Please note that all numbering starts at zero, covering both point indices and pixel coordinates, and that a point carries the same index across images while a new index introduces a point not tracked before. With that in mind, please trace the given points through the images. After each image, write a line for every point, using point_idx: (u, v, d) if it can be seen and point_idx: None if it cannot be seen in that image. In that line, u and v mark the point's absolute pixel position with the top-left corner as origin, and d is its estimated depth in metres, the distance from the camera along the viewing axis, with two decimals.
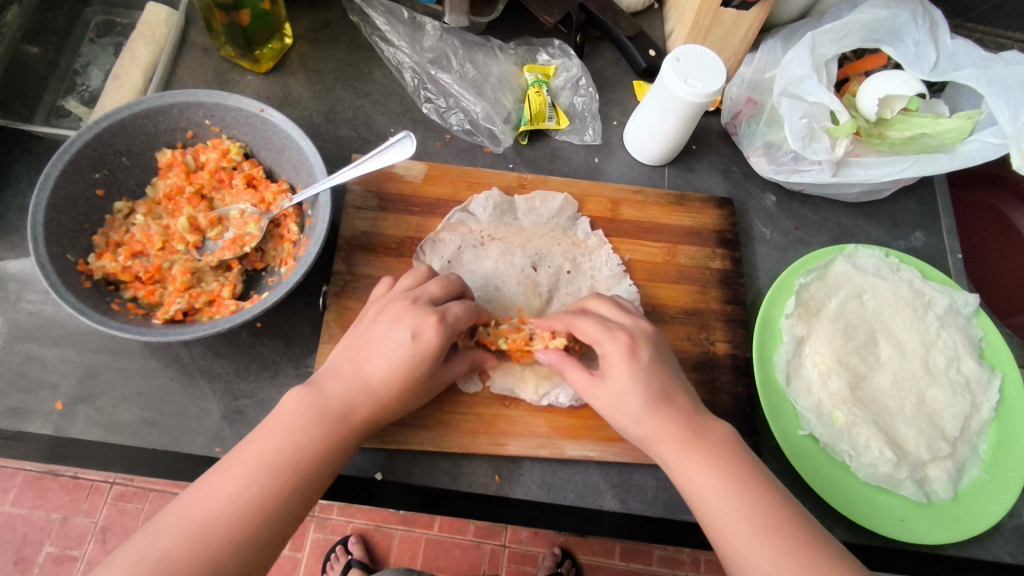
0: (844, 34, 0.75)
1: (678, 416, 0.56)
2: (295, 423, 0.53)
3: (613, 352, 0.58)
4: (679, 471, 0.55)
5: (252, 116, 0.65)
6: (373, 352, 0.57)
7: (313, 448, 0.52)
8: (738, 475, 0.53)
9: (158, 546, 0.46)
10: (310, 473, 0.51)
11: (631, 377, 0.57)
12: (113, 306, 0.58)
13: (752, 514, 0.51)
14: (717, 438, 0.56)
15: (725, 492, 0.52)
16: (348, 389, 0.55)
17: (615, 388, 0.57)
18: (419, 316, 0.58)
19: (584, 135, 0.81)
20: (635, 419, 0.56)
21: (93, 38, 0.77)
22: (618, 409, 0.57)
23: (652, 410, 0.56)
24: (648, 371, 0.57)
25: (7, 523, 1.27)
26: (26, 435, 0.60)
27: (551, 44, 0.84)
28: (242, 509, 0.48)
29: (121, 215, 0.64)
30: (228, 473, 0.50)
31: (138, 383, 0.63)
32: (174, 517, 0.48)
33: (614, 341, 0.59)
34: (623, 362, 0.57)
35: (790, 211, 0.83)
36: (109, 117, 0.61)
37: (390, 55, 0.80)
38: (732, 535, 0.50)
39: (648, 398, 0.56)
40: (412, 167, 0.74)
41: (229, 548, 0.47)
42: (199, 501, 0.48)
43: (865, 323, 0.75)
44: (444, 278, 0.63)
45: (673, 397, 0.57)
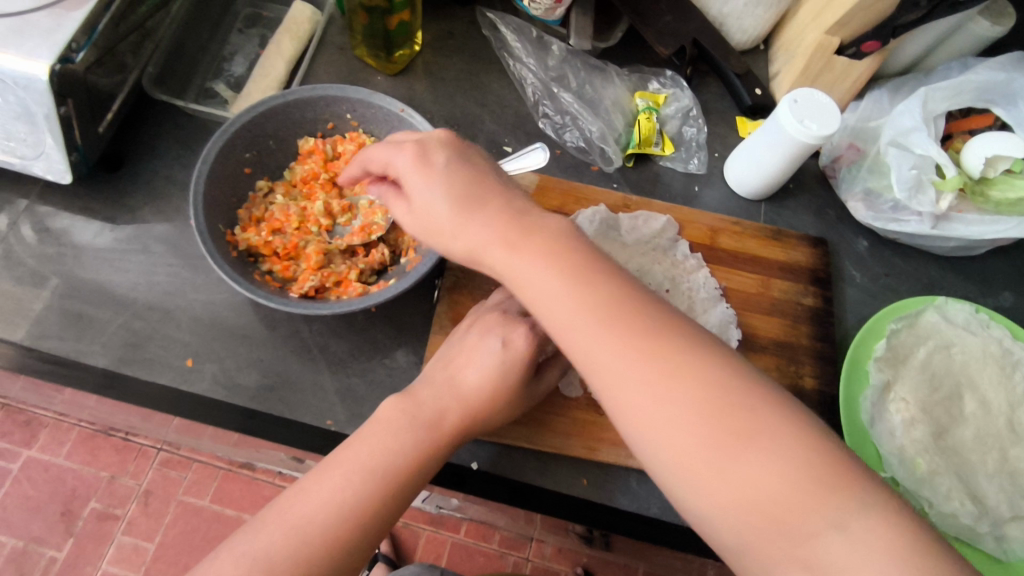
0: (956, 92, 0.77)
1: (536, 247, 0.52)
2: (390, 430, 0.55)
3: (436, 158, 0.56)
4: (551, 319, 0.50)
5: (391, 115, 0.69)
6: (468, 360, 0.60)
7: (406, 453, 0.54)
8: (662, 334, 0.48)
9: (259, 544, 0.49)
10: (401, 478, 0.53)
11: (445, 181, 0.55)
12: (255, 276, 0.63)
13: (661, 378, 0.46)
14: (581, 269, 0.50)
15: (610, 338, 0.48)
16: (440, 395, 0.58)
17: (450, 209, 0.54)
18: (511, 325, 0.61)
19: (689, 163, 0.84)
20: (459, 234, 0.54)
21: (241, 29, 0.83)
22: (466, 233, 0.54)
23: (507, 237, 0.53)
24: (485, 187, 0.55)
25: (58, 474, 1.33)
26: (154, 387, 0.64)
27: (662, 74, 0.87)
28: (336, 512, 0.50)
29: (262, 194, 0.69)
30: (326, 475, 0.52)
31: (260, 351, 0.67)
32: (275, 514, 0.51)
33: (408, 152, 0.56)
34: (440, 167, 0.56)
35: (881, 258, 0.85)
36: (265, 103, 0.66)
37: (516, 70, 0.85)
38: (635, 403, 0.47)
39: (496, 227, 0.53)
40: (525, 177, 0.78)
41: (325, 548, 0.49)
42: (295, 502, 0.51)
43: (951, 375, 0.75)
44: None
45: (533, 231, 0.53)
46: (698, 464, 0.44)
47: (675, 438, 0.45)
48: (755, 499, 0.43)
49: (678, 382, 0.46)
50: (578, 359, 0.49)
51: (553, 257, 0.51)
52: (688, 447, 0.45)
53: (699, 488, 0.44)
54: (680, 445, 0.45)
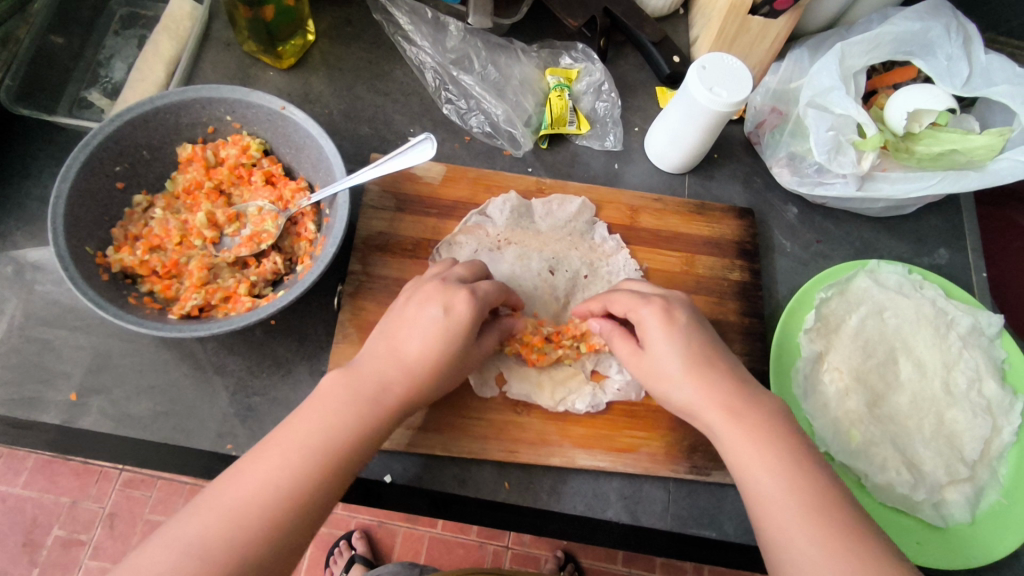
0: (875, 45, 0.73)
1: (724, 385, 0.54)
2: (332, 405, 0.50)
3: (649, 311, 0.58)
4: (728, 448, 0.52)
5: (273, 113, 0.64)
6: (408, 330, 0.55)
7: (346, 430, 0.50)
8: (800, 457, 0.50)
9: (194, 529, 0.43)
10: (348, 454, 0.49)
11: (669, 338, 0.56)
12: (129, 299, 0.58)
13: (805, 498, 0.47)
14: (767, 415, 0.53)
15: (772, 463, 0.49)
16: (384, 367, 0.54)
17: (652, 356, 0.57)
18: (451, 292, 0.57)
19: (605, 141, 0.80)
20: (678, 385, 0.55)
21: (117, 30, 0.77)
22: (660, 375, 0.56)
23: (698, 378, 0.55)
24: (686, 333, 0.57)
25: (16, 504, 1.28)
26: (38, 424, 0.60)
27: (573, 48, 0.83)
28: (277, 494, 0.46)
29: (140, 209, 0.64)
30: (263, 455, 0.47)
31: (151, 377, 0.63)
32: (210, 497, 0.45)
33: (649, 306, 0.58)
34: (660, 325, 0.57)
35: (811, 224, 0.82)
36: (131, 110, 0.61)
37: (413, 55, 0.80)
38: (782, 519, 0.47)
39: (690, 366, 0.55)
40: (431, 168, 0.74)
41: (265, 529, 0.44)
42: (234, 483, 0.46)
43: (885, 340, 0.73)
44: (471, 262, 0.64)
45: (718, 366, 0.56)
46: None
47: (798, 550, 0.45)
48: None
49: (808, 499, 0.47)
50: (745, 482, 0.50)
51: (740, 401, 0.53)
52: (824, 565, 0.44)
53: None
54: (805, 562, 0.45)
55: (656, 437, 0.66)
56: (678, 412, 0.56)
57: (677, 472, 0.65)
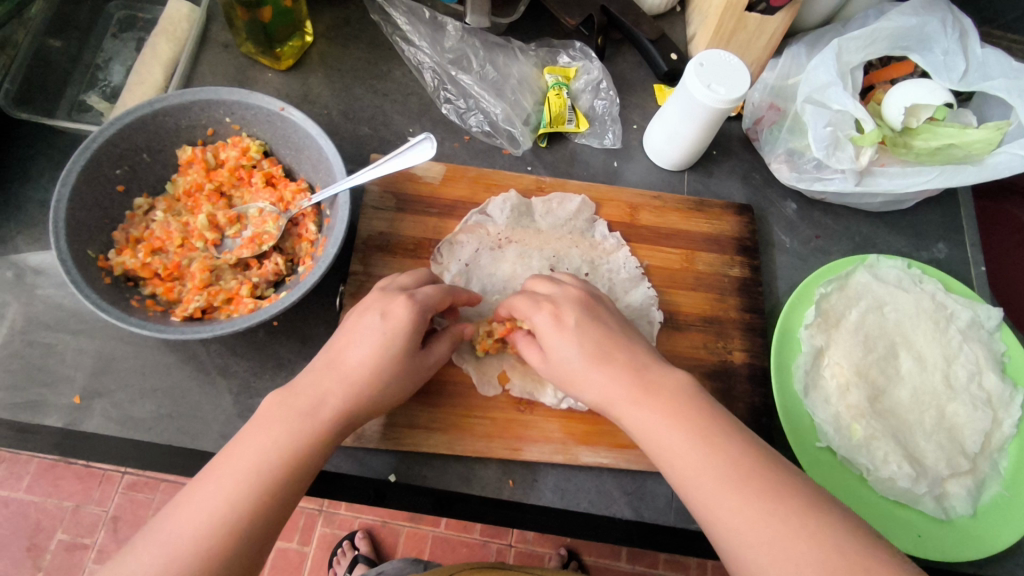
0: (871, 41, 0.74)
1: (622, 372, 0.55)
2: (265, 426, 0.51)
3: (540, 316, 0.58)
4: (642, 438, 0.52)
5: (272, 114, 0.64)
6: (348, 340, 0.56)
7: (283, 447, 0.50)
8: (709, 434, 0.50)
9: (133, 565, 0.44)
10: (285, 476, 0.49)
11: (564, 339, 0.57)
12: (132, 302, 0.58)
13: (715, 471, 0.48)
14: (671, 395, 0.53)
15: (684, 442, 0.50)
16: (320, 381, 0.54)
17: (554, 357, 0.57)
18: (389, 299, 0.58)
19: (604, 138, 0.80)
20: (583, 381, 0.56)
21: (116, 33, 0.77)
22: (567, 378, 0.57)
23: (600, 368, 0.55)
24: (578, 330, 0.57)
25: (19, 509, 1.28)
26: (42, 427, 0.60)
27: (571, 46, 0.83)
28: (215, 523, 0.46)
29: (142, 212, 0.64)
30: (199, 486, 0.48)
31: (155, 379, 0.63)
32: (151, 534, 0.46)
33: (540, 311, 0.58)
34: (552, 329, 0.57)
35: (811, 220, 0.82)
36: (130, 113, 0.61)
37: (411, 55, 0.80)
38: (701, 495, 0.47)
39: (590, 363, 0.55)
40: (431, 168, 0.74)
41: (202, 559, 0.45)
42: (173, 517, 0.47)
43: (885, 335, 0.73)
44: (416, 271, 0.64)
45: (617, 355, 0.56)
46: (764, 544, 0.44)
47: (727, 525, 0.46)
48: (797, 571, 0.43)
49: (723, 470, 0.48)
50: (664, 464, 0.50)
51: (638, 385, 0.54)
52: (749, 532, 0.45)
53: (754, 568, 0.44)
54: (734, 535, 0.45)
55: None
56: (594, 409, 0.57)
57: None
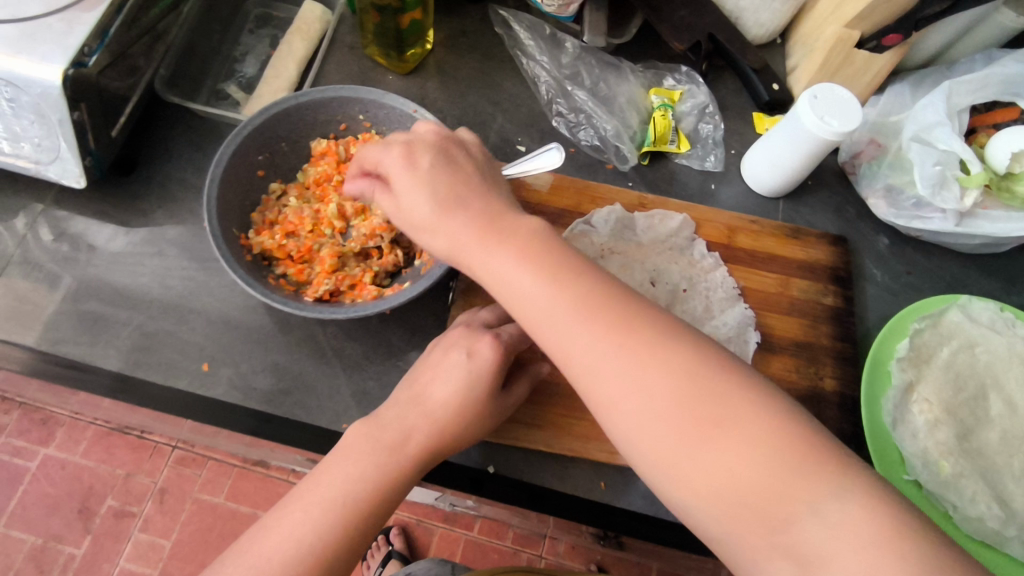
0: (982, 85, 0.76)
1: (479, 219, 0.53)
2: (349, 461, 0.54)
3: (418, 152, 0.56)
4: (493, 277, 0.51)
5: (404, 115, 0.68)
6: (434, 376, 0.58)
7: (365, 483, 0.53)
8: (604, 303, 0.48)
9: None
10: (364, 505, 0.52)
11: (414, 182, 0.54)
12: (269, 280, 0.62)
13: (642, 363, 0.46)
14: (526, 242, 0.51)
15: (599, 333, 0.47)
16: (404, 416, 0.57)
17: (406, 198, 0.54)
18: (474, 338, 0.60)
19: (705, 161, 0.83)
20: (434, 233, 0.54)
21: (252, 29, 0.83)
22: (415, 221, 0.54)
23: (451, 217, 0.53)
24: (430, 173, 0.54)
25: (74, 472, 1.33)
26: (171, 391, 0.64)
27: (677, 70, 0.86)
28: (299, 549, 0.50)
29: (275, 196, 0.69)
30: (288, 512, 0.51)
31: (276, 355, 0.67)
32: (240, 553, 0.50)
33: (390, 152, 0.56)
34: (401, 169, 0.55)
35: (903, 255, 0.83)
36: (278, 104, 0.66)
37: (530, 67, 0.84)
38: (605, 376, 0.47)
39: (439, 201, 0.53)
40: (539, 177, 0.77)
41: None
42: (259, 541, 0.50)
43: (976, 375, 0.74)
44: (496, 307, 0.66)
45: (471, 201, 0.54)
46: (699, 451, 0.44)
47: (648, 429, 0.45)
48: (726, 476, 0.43)
49: (621, 354, 0.47)
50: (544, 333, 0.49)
51: (535, 252, 0.50)
52: (676, 437, 0.45)
53: (670, 470, 0.45)
54: (631, 418, 0.46)
55: None
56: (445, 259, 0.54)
57: None
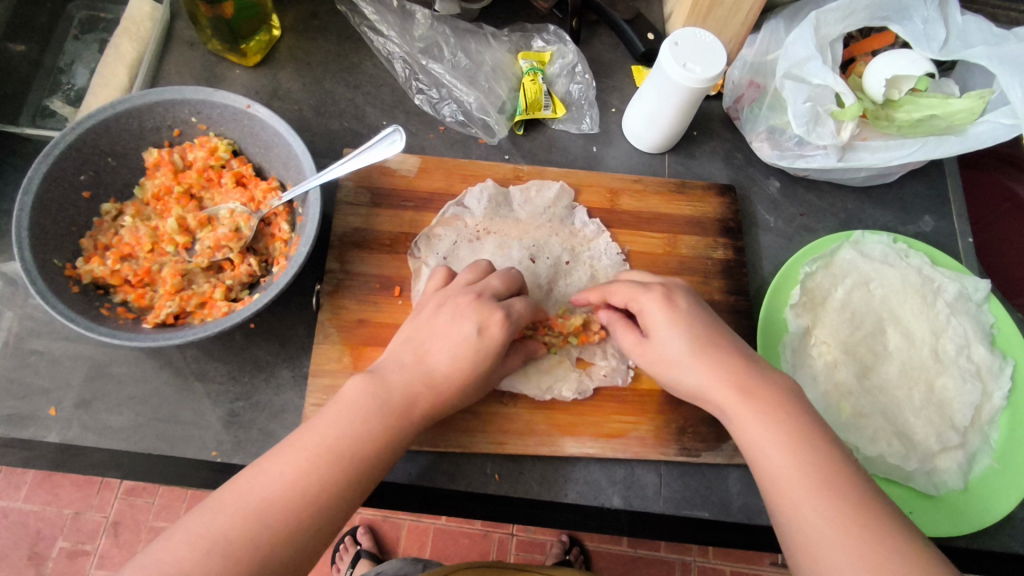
0: (849, 12, 0.72)
1: (734, 369, 0.54)
2: (355, 412, 0.50)
3: (650, 302, 0.58)
4: (735, 421, 0.52)
5: (239, 112, 0.63)
6: (438, 344, 0.55)
7: (366, 439, 0.49)
8: (803, 422, 0.51)
9: (215, 528, 0.43)
10: (369, 463, 0.49)
11: (673, 325, 0.56)
12: (103, 310, 0.58)
13: (817, 472, 0.48)
14: (765, 376, 0.54)
15: (786, 442, 0.49)
16: (410, 381, 0.53)
17: (658, 343, 0.57)
18: (486, 310, 0.56)
19: (581, 123, 0.79)
20: (687, 368, 0.55)
21: (77, 35, 0.76)
22: (668, 361, 0.56)
23: (706, 360, 0.55)
24: (691, 318, 0.57)
25: (19, 518, 1.21)
26: (19, 442, 0.60)
27: (545, 30, 0.81)
28: (300, 494, 0.46)
29: (110, 217, 0.63)
30: (292, 456, 0.47)
31: (132, 388, 0.62)
32: (234, 496, 0.45)
33: (650, 294, 0.58)
34: (664, 313, 0.57)
35: (794, 198, 0.81)
36: (92, 117, 0.59)
37: (380, 46, 0.78)
38: (781, 468, 0.49)
39: (697, 344, 0.55)
40: (406, 161, 0.73)
41: (286, 532, 0.44)
42: (260, 481, 0.46)
43: (872, 312, 0.72)
44: (506, 272, 0.62)
45: (724, 343, 0.56)
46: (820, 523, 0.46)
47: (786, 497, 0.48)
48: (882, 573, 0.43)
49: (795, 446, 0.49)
50: (751, 449, 0.51)
51: (770, 401, 0.52)
52: (830, 530, 0.45)
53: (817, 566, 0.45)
54: (797, 499, 0.47)
55: (646, 420, 0.65)
56: (686, 395, 0.57)
57: (667, 454, 0.64)
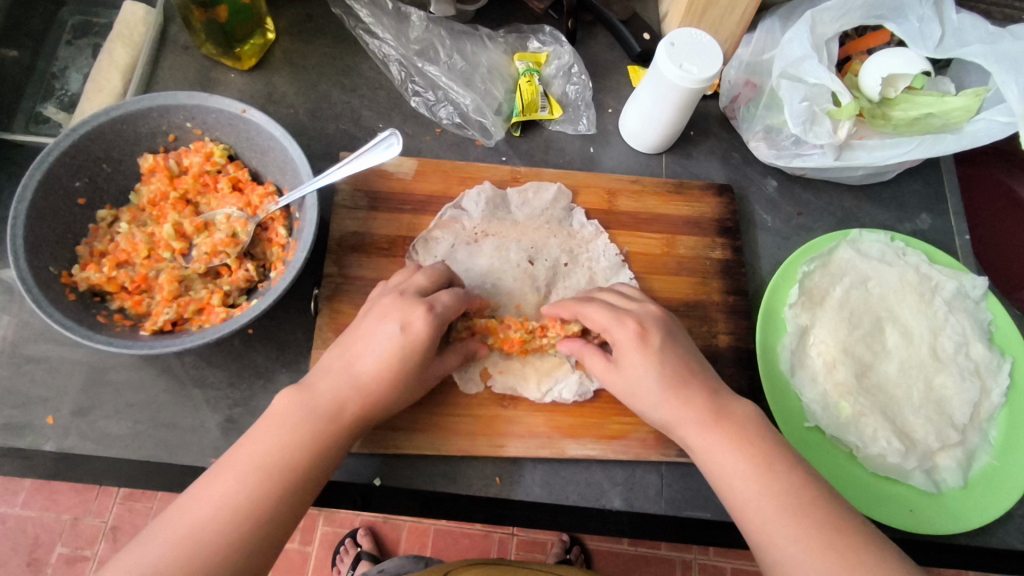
0: (845, 11, 0.72)
1: (701, 402, 0.55)
2: (281, 427, 0.50)
3: (622, 340, 0.58)
4: (702, 453, 0.53)
5: (234, 117, 0.63)
6: (363, 346, 0.54)
7: (296, 452, 0.49)
8: (766, 449, 0.52)
9: (149, 557, 0.44)
10: (301, 474, 0.49)
11: (644, 362, 0.57)
12: (100, 318, 0.57)
13: (785, 499, 0.49)
14: (730, 408, 0.55)
15: (752, 472, 0.51)
16: (338, 386, 0.53)
17: (628, 374, 0.58)
18: (407, 308, 0.56)
19: (578, 124, 0.79)
20: (655, 404, 0.56)
21: (70, 40, 0.76)
22: (636, 395, 0.57)
23: (675, 395, 0.55)
24: (661, 354, 0.57)
25: (18, 524, 1.21)
26: (17, 451, 0.59)
27: (541, 31, 0.81)
28: (230, 514, 0.46)
29: (106, 224, 0.63)
30: (222, 478, 0.48)
31: (130, 395, 0.62)
32: (169, 523, 0.46)
33: (623, 329, 0.58)
34: (636, 349, 0.57)
35: (792, 196, 0.81)
36: (85, 123, 0.59)
37: (376, 48, 0.78)
38: (748, 494, 0.50)
39: (666, 379, 0.56)
40: (402, 164, 0.72)
41: (220, 554, 0.45)
42: (193, 506, 0.46)
43: (871, 310, 0.72)
44: (432, 269, 0.62)
45: (693, 377, 0.57)
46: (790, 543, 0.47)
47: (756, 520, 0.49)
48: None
49: (759, 471, 0.51)
50: (721, 479, 0.52)
51: (736, 432, 0.53)
52: (804, 555, 0.46)
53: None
54: (767, 521, 0.48)
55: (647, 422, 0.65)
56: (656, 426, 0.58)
57: (668, 455, 0.64)
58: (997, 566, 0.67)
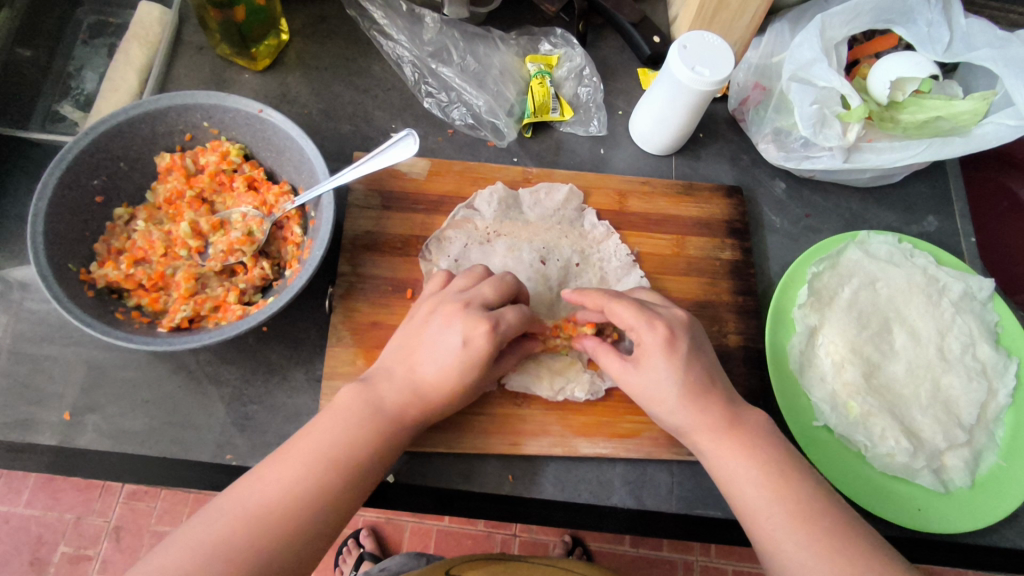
0: (855, 15, 0.72)
1: (717, 408, 0.56)
2: (344, 422, 0.52)
3: (648, 347, 0.57)
4: (710, 457, 0.56)
5: (251, 117, 0.63)
6: (427, 353, 0.55)
7: (358, 449, 0.51)
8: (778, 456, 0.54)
9: (214, 533, 0.45)
10: (362, 467, 0.51)
11: (667, 368, 0.57)
12: (117, 315, 0.58)
13: (795, 504, 0.51)
14: (742, 414, 0.57)
15: (760, 477, 0.53)
16: (399, 391, 0.55)
17: (645, 376, 0.58)
18: (471, 320, 0.55)
19: (589, 126, 0.80)
20: (674, 408, 0.56)
21: (86, 40, 0.76)
22: (655, 399, 0.57)
23: (694, 403, 0.56)
24: (687, 362, 0.57)
25: (20, 523, 1.21)
26: (33, 447, 0.60)
27: (552, 34, 0.82)
28: (298, 498, 0.47)
29: (122, 222, 0.63)
30: (288, 463, 0.49)
31: (146, 392, 0.62)
32: (234, 500, 0.47)
33: (652, 331, 0.57)
34: (660, 354, 0.57)
35: (800, 198, 0.82)
36: (104, 121, 0.59)
37: (390, 50, 0.79)
38: (754, 498, 0.52)
39: (688, 387, 0.56)
40: (416, 164, 0.73)
41: (282, 538, 0.46)
42: (260, 487, 0.48)
43: (878, 311, 0.73)
44: (500, 279, 0.60)
45: (714, 387, 0.57)
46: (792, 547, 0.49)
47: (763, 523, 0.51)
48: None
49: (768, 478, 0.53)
50: (727, 484, 0.54)
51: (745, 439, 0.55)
52: (807, 555, 0.49)
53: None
54: (772, 525, 0.50)
55: None
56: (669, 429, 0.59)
57: (680, 454, 0.65)
58: (1002, 565, 0.68)
